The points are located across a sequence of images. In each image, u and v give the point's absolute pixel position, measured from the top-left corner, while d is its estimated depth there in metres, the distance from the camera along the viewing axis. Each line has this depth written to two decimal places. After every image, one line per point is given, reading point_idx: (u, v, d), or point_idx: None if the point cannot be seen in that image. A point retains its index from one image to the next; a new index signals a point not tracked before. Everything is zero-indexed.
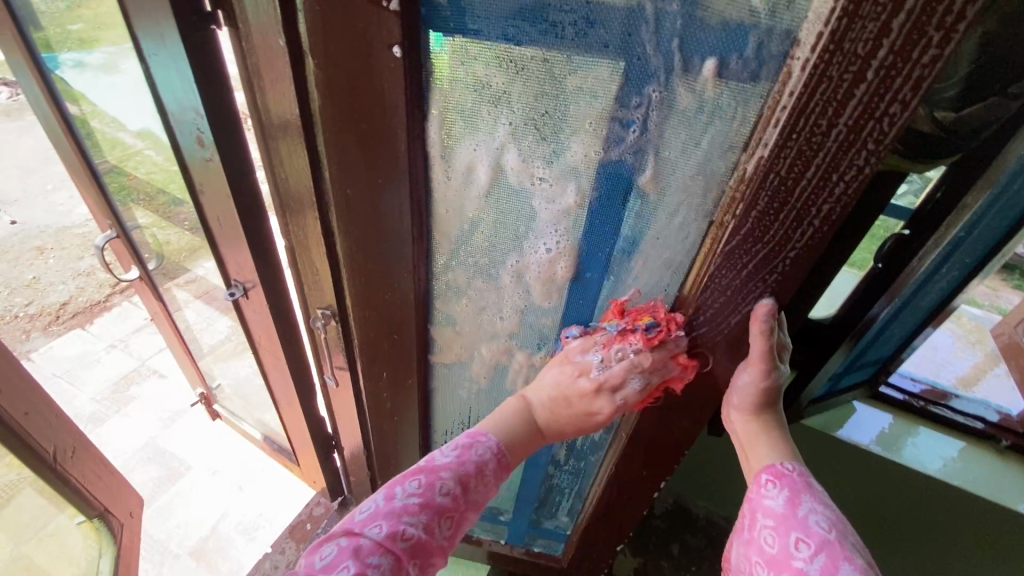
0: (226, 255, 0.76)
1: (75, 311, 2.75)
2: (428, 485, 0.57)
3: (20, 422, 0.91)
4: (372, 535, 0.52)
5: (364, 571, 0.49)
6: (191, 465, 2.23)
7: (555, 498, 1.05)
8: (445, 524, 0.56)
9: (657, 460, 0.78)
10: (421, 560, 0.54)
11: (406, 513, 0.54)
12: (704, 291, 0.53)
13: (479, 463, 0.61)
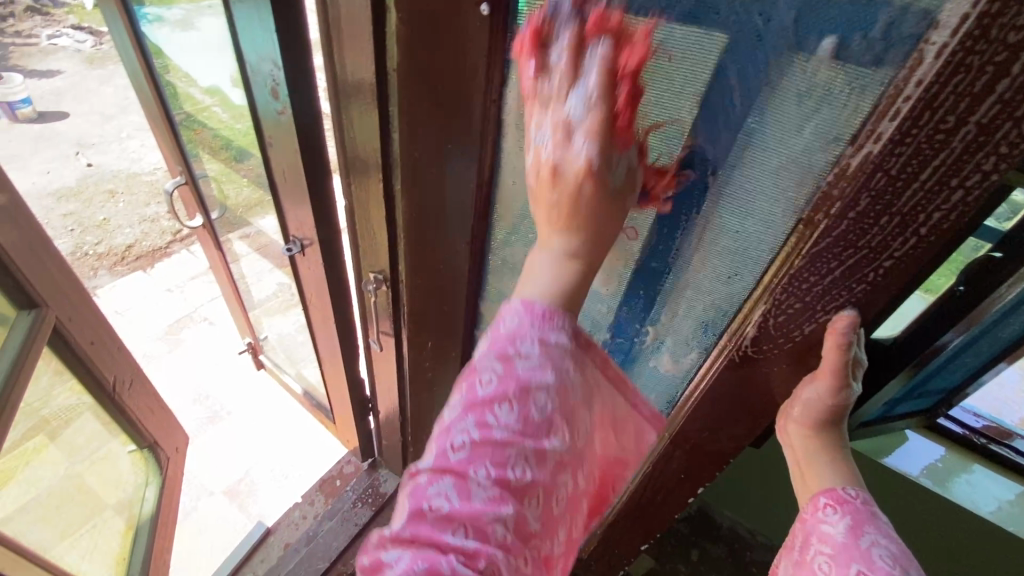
0: (288, 210, 0.77)
1: (138, 255, 2.93)
2: (470, 382, 0.46)
3: (86, 350, 0.97)
4: (426, 469, 0.45)
5: (424, 502, 0.43)
6: (232, 410, 2.34)
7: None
8: (505, 411, 0.44)
9: (698, 469, 0.73)
10: (492, 458, 0.44)
11: (452, 427, 0.45)
12: (779, 294, 0.49)
13: (516, 335, 0.46)
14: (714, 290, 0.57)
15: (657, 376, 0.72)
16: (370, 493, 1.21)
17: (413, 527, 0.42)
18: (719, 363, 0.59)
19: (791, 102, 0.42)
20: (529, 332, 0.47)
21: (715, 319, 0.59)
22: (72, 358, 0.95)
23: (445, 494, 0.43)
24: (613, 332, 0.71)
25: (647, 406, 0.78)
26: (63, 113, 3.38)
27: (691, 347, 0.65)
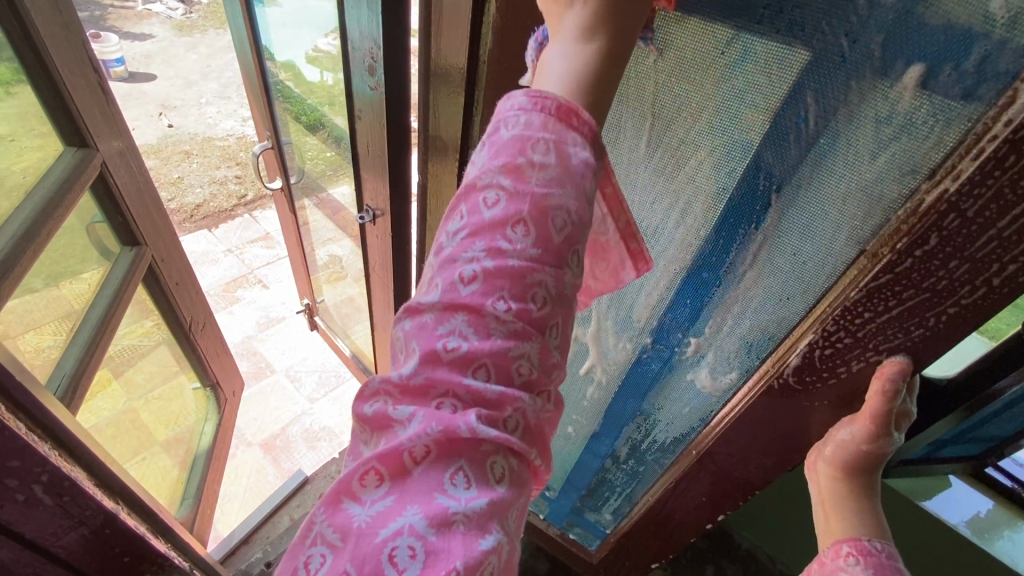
0: (369, 180, 0.83)
1: (207, 215, 3.11)
2: (458, 279, 0.36)
3: (172, 288, 1.09)
4: (434, 300, 0.36)
5: (436, 346, 0.35)
6: (277, 368, 2.47)
7: (604, 494, 1.00)
8: (518, 233, 0.36)
9: (721, 493, 0.73)
10: (513, 289, 0.35)
11: (458, 255, 0.36)
12: (830, 325, 0.48)
13: (524, 140, 0.37)
14: (765, 310, 0.56)
15: (692, 393, 0.71)
16: None
17: (427, 372, 0.34)
18: (757, 388, 0.59)
19: (868, 127, 0.41)
20: (532, 122, 0.37)
21: (760, 338, 0.59)
22: (159, 295, 1.07)
23: (459, 332, 0.35)
24: (652, 343, 0.70)
25: (675, 422, 0.76)
26: (151, 78, 3.72)
27: (732, 366, 0.64)
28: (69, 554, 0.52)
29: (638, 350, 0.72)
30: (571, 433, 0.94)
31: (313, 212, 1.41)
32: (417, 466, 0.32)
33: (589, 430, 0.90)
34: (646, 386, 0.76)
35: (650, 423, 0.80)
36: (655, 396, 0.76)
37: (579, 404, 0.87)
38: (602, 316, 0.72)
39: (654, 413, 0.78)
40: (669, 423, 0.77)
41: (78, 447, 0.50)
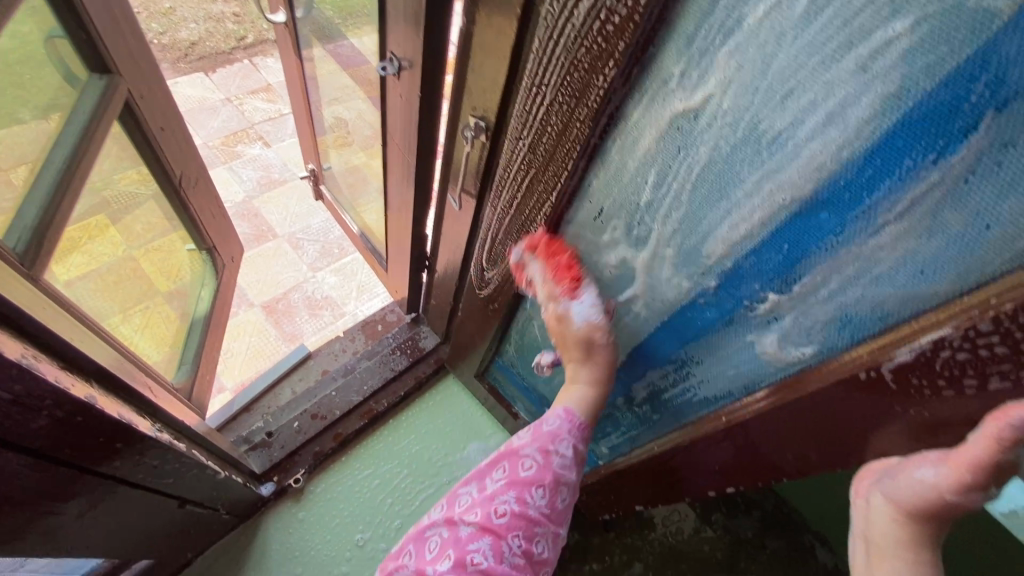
0: (400, 23, 0.66)
1: (201, 55, 2.79)
2: (491, 509, 0.72)
3: (156, 137, 0.95)
4: (471, 523, 0.72)
5: (467, 557, 0.69)
6: (280, 232, 2.38)
7: (608, 426, 0.90)
8: (538, 493, 0.73)
9: (739, 469, 0.62)
10: (523, 531, 0.71)
11: (497, 500, 0.73)
12: (986, 325, 0.33)
13: (556, 435, 0.75)
14: (896, 282, 0.39)
15: (745, 357, 0.55)
16: (410, 345, 1.23)
17: (456, 571, 0.68)
18: (831, 378, 0.45)
19: None
20: (565, 437, 0.76)
21: (867, 314, 0.42)
22: (141, 141, 0.93)
23: (484, 551, 0.69)
24: (710, 297, 0.54)
25: (712, 382, 0.62)
26: None
27: (811, 340, 0.48)
28: (33, 446, 0.51)
29: (694, 292, 0.55)
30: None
31: (322, 61, 1.21)
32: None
33: (608, 363, 0.77)
34: (686, 337, 0.61)
35: (683, 374, 0.66)
36: (694, 348, 0.61)
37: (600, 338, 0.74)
38: (662, 241, 0.53)
39: (687, 366, 0.64)
40: (703, 381, 0.64)
41: (29, 325, 0.51)
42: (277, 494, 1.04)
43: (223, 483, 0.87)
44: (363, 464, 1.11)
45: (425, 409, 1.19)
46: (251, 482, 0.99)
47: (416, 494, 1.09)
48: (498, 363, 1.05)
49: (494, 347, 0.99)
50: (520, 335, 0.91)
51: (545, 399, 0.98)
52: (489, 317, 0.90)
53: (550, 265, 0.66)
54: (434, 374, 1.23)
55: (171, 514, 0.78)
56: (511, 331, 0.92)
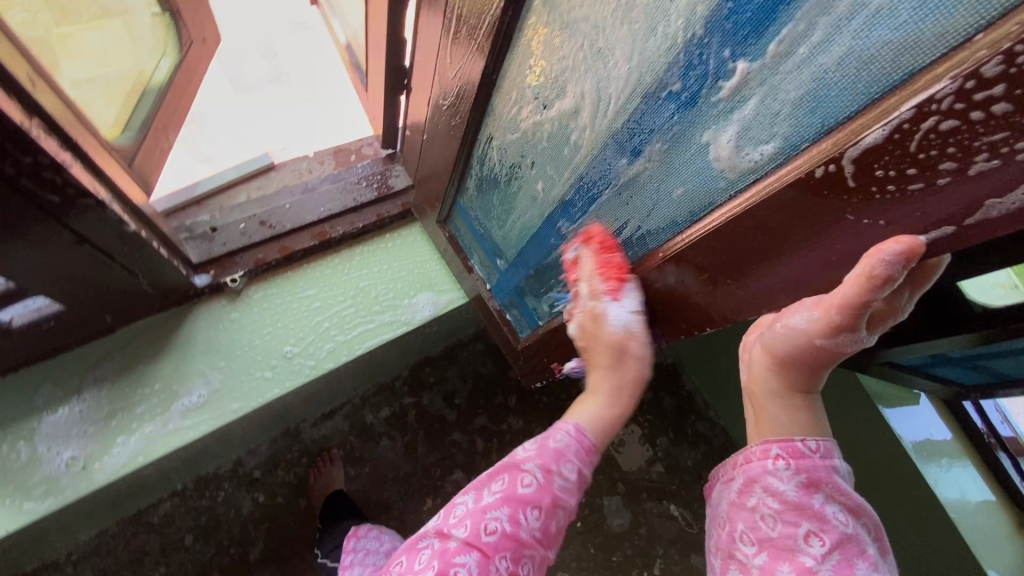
0: None
1: None
2: (482, 519, 0.63)
3: None
4: (459, 537, 0.63)
5: (450, 569, 0.61)
6: None
7: (549, 284, 0.82)
8: (532, 514, 0.64)
9: (668, 311, 0.59)
10: (513, 551, 0.63)
11: (488, 512, 0.64)
12: (992, 67, 0.25)
13: (561, 453, 0.68)
14: (897, 19, 0.29)
15: (695, 171, 0.46)
16: (379, 180, 1.15)
17: None
18: (784, 180, 0.38)
19: None
20: (570, 457, 0.68)
21: (850, 82, 0.33)
22: None
23: (469, 564, 0.61)
24: (670, 82, 0.43)
25: (654, 215, 0.53)
26: None
27: (774, 133, 0.38)
28: None
29: (653, 79, 0.44)
30: (533, 197, 0.71)
31: None
32: None
33: (554, 200, 0.67)
34: (634, 150, 0.50)
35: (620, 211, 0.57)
36: (641, 168, 0.51)
37: (549, 163, 0.63)
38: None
39: (626, 198, 0.55)
40: (645, 215, 0.54)
41: None
42: (212, 289, 1.02)
43: (155, 259, 0.87)
44: (306, 285, 1.09)
45: (382, 248, 1.15)
46: (185, 267, 0.97)
47: (354, 326, 1.09)
48: (460, 206, 0.98)
49: (456, 183, 0.91)
50: (480, 164, 0.81)
51: (500, 249, 0.92)
52: (453, 139, 0.81)
53: (603, 262, 0.63)
54: (399, 217, 1.17)
55: (104, 267, 0.79)
56: (470, 159, 0.82)
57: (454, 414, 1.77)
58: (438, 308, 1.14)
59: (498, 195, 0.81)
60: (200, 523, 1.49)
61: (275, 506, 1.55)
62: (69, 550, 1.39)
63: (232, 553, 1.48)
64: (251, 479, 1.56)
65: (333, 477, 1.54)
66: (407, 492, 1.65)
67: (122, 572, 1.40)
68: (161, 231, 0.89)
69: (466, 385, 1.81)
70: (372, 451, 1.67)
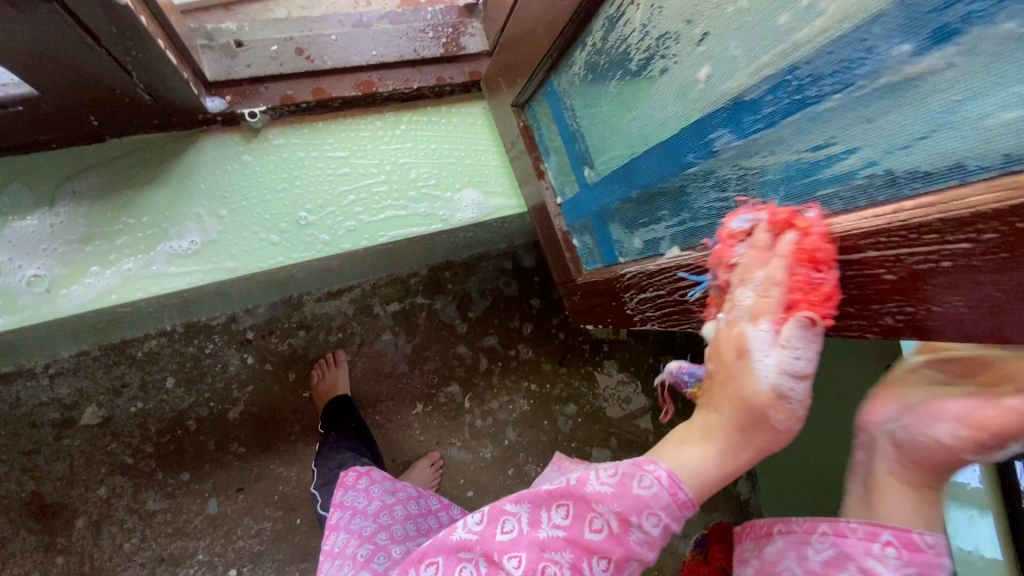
0: None
1: None
2: (539, 556, 0.60)
3: None
4: (513, 568, 0.61)
5: None
6: None
7: (657, 214, 0.66)
8: (599, 563, 0.60)
9: (860, 295, 0.43)
10: None
11: (550, 552, 0.60)
12: None
13: (644, 504, 0.59)
14: None
15: None
16: (449, 35, 0.94)
17: None
18: None
19: None
20: (658, 511, 0.59)
21: None
22: None
23: None
24: None
25: (915, 146, 0.37)
26: None
27: None
28: None
29: None
30: (684, 88, 0.54)
31: None
32: None
33: (724, 96, 0.50)
34: (934, 33, 0.34)
35: (848, 132, 0.41)
36: (932, 64, 0.35)
37: (737, 38, 0.46)
38: None
39: (872, 112, 0.39)
40: (897, 144, 0.38)
41: None
42: (225, 119, 0.85)
43: (159, 62, 0.68)
44: (338, 144, 0.91)
45: (434, 122, 0.96)
46: (197, 84, 0.79)
47: (382, 207, 0.93)
48: (549, 87, 0.79)
49: (560, 54, 0.72)
50: (608, 33, 0.63)
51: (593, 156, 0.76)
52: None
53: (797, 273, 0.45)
54: (462, 89, 0.98)
55: (85, 53, 0.61)
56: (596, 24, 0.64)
57: (465, 327, 1.65)
58: (483, 212, 0.99)
59: (620, 80, 0.64)
60: (185, 368, 1.42)
61: (263, 372, 1.48)
62: (48, 362, 1.33)
63: (212, 406, 1.43)
64: (243, 338, 1.47)
65: (338, 380, 1.47)
66: (399, 392, 1.59)
67: (99, 397, 1.36)
68: (169, 28, 0.69)
69: (484, 299, 1.67)
70: (371, 342, 1.58)
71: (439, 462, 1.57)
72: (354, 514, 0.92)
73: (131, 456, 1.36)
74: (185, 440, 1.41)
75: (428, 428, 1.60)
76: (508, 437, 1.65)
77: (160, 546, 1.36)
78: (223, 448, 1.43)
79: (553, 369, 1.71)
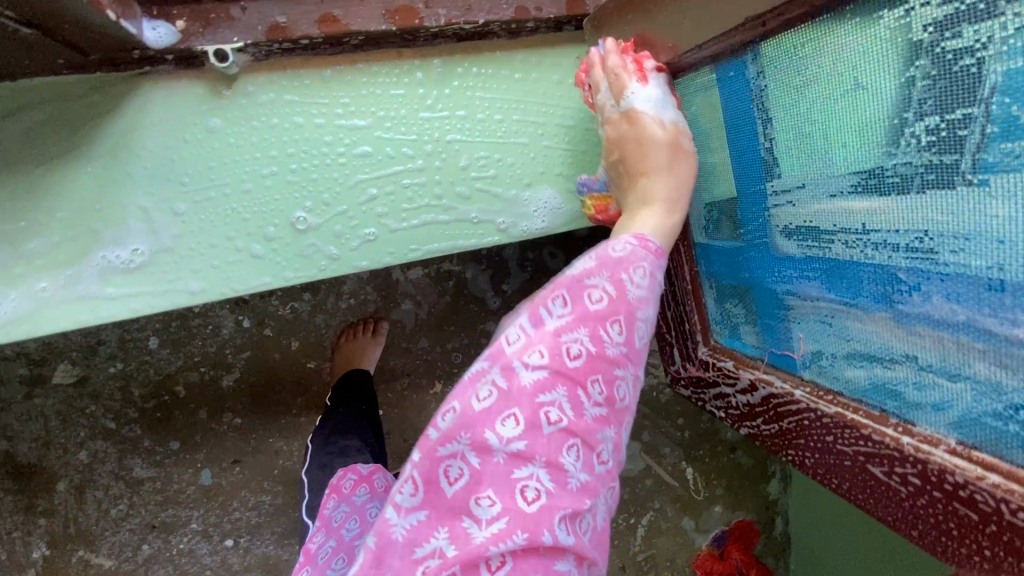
0: None
1: None
2: (554, 352, 0.44)
3: None
4: (533, 376, 0.43)
5: (540, 414, 0.43)
6: None
7: (942, 371, 0.37)
8: (615, 330, 0.46)
9: None
10: (603, 376, 0.45)
11: (565, 335, 0.44)
12: None
13: (627, 257, 0.48)
14: None
15: None
16: None
17: (530, 440, 0.42)
18: None
19: None
20: (640, 259, 0.48)
21: None
22: None
23: (558, 405, 0.43)
24: None
25: None
26: None
27: None
28: None
29: None
30: None
31: None
32: (511, 450, 0.42)
33: None
34: None
35: None
36: None
37: None
38: None
39: None
40: None
41: None
42: (179, 58, 0.54)
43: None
44: (354, 106, 0.60)
45: (501, 80, 0.63)
46: (124, 9, 0.47)
47: (416, 208, 0.64)
48: (734, 73, 0.45)
49: (811, 16, 0.37)
50: (993, 12, 0.29)
51: (798, 211, 0.44)
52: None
53: (635, 58, 0.52)
54: (550, 26, 0.63)
55: None
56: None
57: (497, 301, 1.37)
58: (557, 221, 0.69)
59: (971, 121, 0.31)
60: (170, 328, 1.22)
61: (261, 338, 1.26)
62: None
63: (203, 372, 1.24)
64: (237, 297, 1.24)
65: (369, 351, 1.26)
66: (418, 371, 1.37)
67: (72, 353, 1.17)
68: None
69: (522, 270, 1.38)
70: (390, 311, 1.34)
71: None
72: (336, 548, 0.85)
73: (113, 420, 1.21)
74: (174, 406, 1.24)
75: None
76: None
77: (150, 514, 1.25)
78: (217, 417, 1.26)
79: None
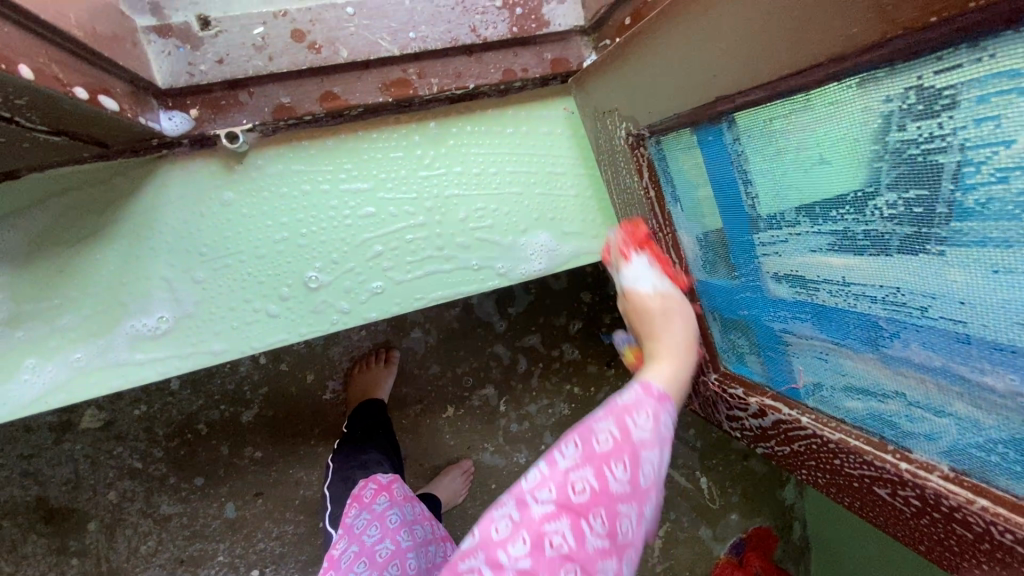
0: None
1: None
2: (563, 486, 0.46)
3: None
4: (543, 505, 0.46)
5: (544, 541, 0.45)
6: None
7: (927, 408, 0.39)
8: (620, 469, 0.47)
9: None
10: (608, 513, 0.46)
11: (574, 475, 0.47)
12: None
13: (630, 404, 0.51)
14: None
15: None
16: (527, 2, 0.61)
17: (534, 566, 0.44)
18: None
19: None
20: (648, 404, 0.51)
21: None
22: None
23: (563, 535, 0.45)
24: None
25: None
26: None
27: None
28: None
29: None
30: None
31: None
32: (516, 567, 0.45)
33: None
34: None
35: None
36: None
37: None
38: None
39: None
40: None
41: None
42: (194, 141, 0.58)
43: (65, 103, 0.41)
44: (358, 171, 0.63)
45: (495, 135, 0.67)
46: (144, 107, 0.52)
47: (419, 260, 0.68)
48: (713, 137, 0.49)
49: (773, 98, 0.40)
50: (933, 115, 0.31)
51: (784, 262, 0.47)
52: (885, 33, 0.30)
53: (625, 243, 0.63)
54: (538, 83, 0.67)
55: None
56: (913, 83, 0.32)
57: (504, 325, 1.37)
58: (554, 262, 0.73)
59: (922, 201, 0.34)
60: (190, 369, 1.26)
61: (277, 373, 1.30)
62: None
63: (223, 410, 1.29)
64: None
65: (382, 381, 1.28)
66: (430, 397, 1.37)
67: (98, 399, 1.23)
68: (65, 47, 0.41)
69: (528, 293, 1.37)
70: (400, 340, 1.36)
71: (471, 470, 1.37)
72: (358, 553, 0.86)
73: (139, 460, 1.26)
74: (197, 444, 1.28)
75: (459, 432, 1.39)
76: (545, 442, 1.41)
77: (178, 549, 1.29)
78: (238, 452, 1.30)
79: (599, 371, 1.42)
